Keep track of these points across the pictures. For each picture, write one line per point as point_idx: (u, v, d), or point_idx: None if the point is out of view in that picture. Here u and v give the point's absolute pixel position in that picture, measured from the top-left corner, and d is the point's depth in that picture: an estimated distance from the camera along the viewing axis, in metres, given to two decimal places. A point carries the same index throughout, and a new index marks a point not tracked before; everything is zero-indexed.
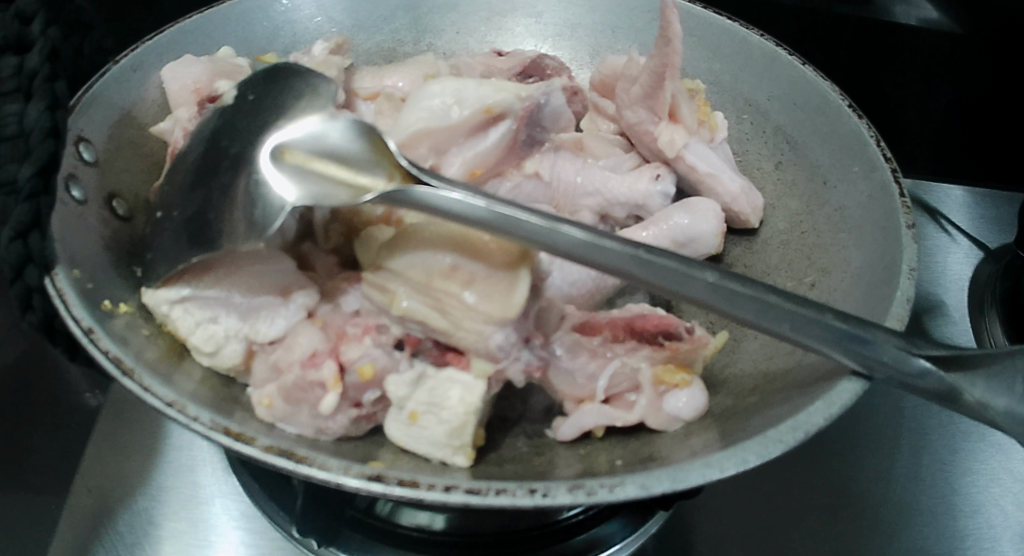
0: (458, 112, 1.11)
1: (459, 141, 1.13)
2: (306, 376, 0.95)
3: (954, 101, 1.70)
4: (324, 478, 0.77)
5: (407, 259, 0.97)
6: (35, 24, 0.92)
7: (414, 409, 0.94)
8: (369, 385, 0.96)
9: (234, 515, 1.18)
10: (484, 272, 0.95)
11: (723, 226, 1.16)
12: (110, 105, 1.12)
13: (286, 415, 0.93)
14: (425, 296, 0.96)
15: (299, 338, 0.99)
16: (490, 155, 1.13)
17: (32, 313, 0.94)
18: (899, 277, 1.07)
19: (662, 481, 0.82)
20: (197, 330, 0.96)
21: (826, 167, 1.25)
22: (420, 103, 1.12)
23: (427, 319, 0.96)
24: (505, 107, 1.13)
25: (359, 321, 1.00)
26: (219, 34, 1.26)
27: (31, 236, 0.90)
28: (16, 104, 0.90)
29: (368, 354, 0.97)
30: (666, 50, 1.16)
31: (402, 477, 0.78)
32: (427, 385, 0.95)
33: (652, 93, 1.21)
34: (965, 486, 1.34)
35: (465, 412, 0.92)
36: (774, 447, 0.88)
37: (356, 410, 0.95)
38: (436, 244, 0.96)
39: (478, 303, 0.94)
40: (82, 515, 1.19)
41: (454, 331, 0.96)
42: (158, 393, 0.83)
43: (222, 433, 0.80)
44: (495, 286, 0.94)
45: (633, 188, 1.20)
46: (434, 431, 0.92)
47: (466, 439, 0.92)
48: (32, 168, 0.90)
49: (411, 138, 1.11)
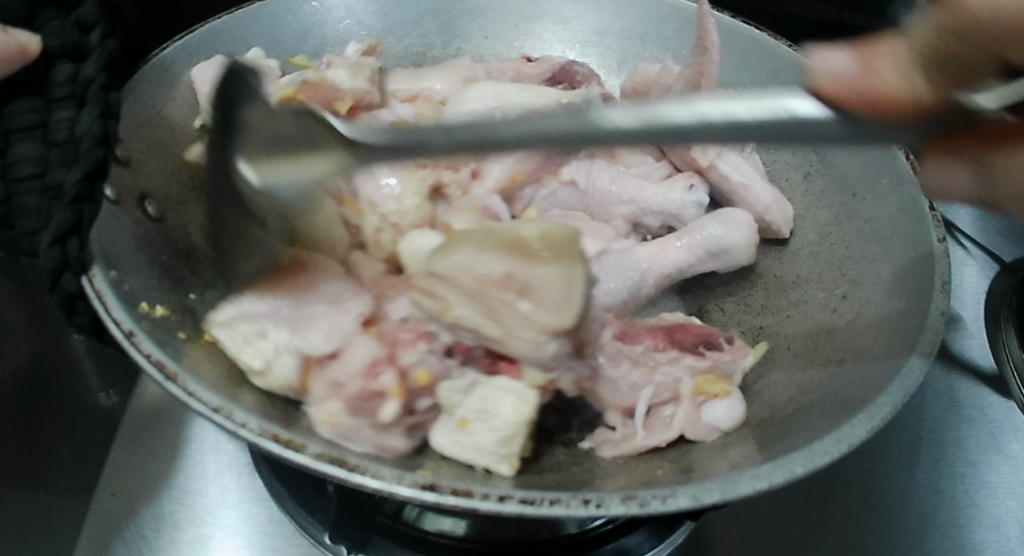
0: (500, 116, 1.16)
1: (501, 143, 1.18)
2: (368, 387, 0.95)
3: None
4: (377, 487, 0.76)
5: (459, 266, 0.95)
6: (94, 33, 0.92)
7: (465, 416, 0.94)
8: (425, 391, 0.96)
9: (260, 520, 1.17)
10: (539, 280, 0.93)
11: (756, 240, 1.15)
12: (143, 105, 1.11)
13: (348, 432, 0.92)
14: (478, 305, 0.94)
15: (354, 350, 0.98)
16: (529, 161, 1.18)
17: (78, 318, 0.93)
18: (933, 291, 1.07)
19: (713, 493, 0.81)
20: (245, 347, 0.95)
21: (855, 179, 1.25)
22: (462, 106, 1.17)
23: (479, 327, 0.95)
24: (545, 113, 1.16)
25: (411, 328, 0.99)
26: (249, 35, 1.25)
27: (69, 242, 0.88)
28: (69, 111, 0.90)
29: (424, 361, 0.97)
30: (703, 58, 1.20)
31: (455, 487, 0.77)
32: (481, 393, 0.96)
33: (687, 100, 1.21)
34: (981, 498, 1.34)
35: (518, 422, 0.93)
36: (819, 459, 0.87)
37: (410, 419, 0.95)
38: (489, 251, 0.96)
39: (533, 311, 0.92)
40: (106, 519, 1.18)
41: (508, 339, 0.94)
42: (203, 398, 0.82)
43: (270, 439, 0.79)
44: (551, 290, 0.93)
45: (667, 197, 1.20)
46: (481, 437, 0.92)
47: (514, 449, 0.92)
48: (78, 174, 0.88)
49: (454, 139, 1.15)
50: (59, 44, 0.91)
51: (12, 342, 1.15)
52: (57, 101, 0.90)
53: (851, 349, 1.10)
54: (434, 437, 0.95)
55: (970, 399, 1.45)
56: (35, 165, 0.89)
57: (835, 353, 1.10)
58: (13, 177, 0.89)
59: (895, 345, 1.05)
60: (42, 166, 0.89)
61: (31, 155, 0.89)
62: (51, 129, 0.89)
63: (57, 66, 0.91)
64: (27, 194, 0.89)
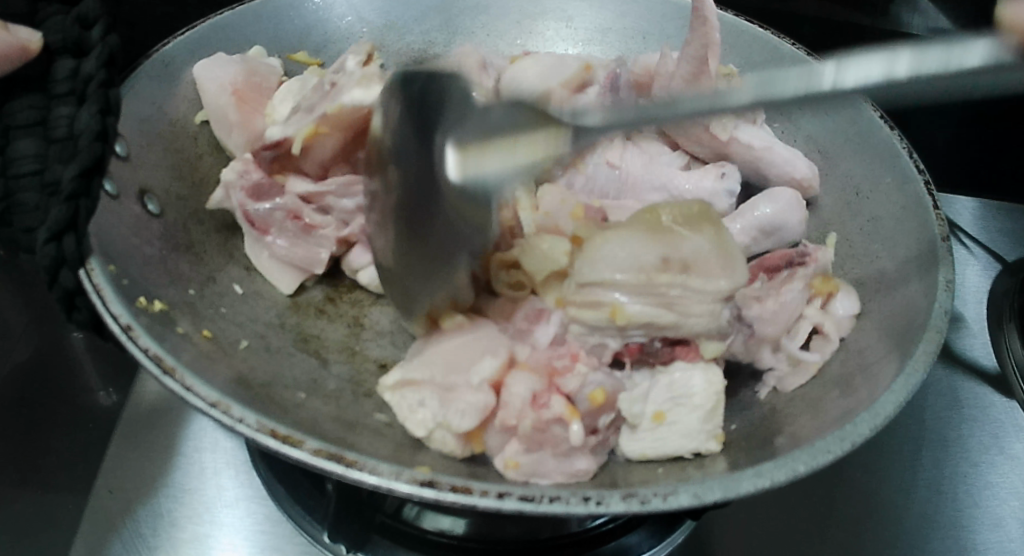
0: (568, 61, 1.29)
1: (565, 97, 1.26)
2: (542, 416, 0.93)
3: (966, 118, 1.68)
4: (375, 483, 0.75)
5: (613, 263, 1.00)
6: (96, 28, 0.90)
7: (658, 411, 0.96)
8: (603, 409, 0.95)
9: (257, 518, 1.16)
10: (692, 255, 1.01)
11: (804, 214, 1.20)
12: (143, 99, 1.10)
13: (535, 469, 0.90)
14: (648, 296, 0.99)
15: (510, 384, 0.96)
16: (592, 104, 1.26)
17: (78, 314, 0.92)
18: (936, 289, 1.07)
19: (715, 491, 0.80)
20: (412, 413, 0.94)
21: (858, 178, 1.25)
22: (529, 65, 1.27)
23: (656, 319, 1.00)
24: (594, 73, 1.30)
25: (563, 353, 1.01)
26: (251, 31, 1.24)
27: (66, 239, 0.88)
28: (69, 107, 0.88)
29: (590, 382, 0.97)
30: (704, 31, 1.18)
31: (454, 483, 0.76)
32: (664, 382, 0.98)
33: (696, 86, 1.21)
34: (984, 499, 1.33)
35: (714, 393, 0.97)
36: (822, 457, 0.87)
37: (595, 438, 0.94)
38: (638, 243, 1.01)
39: (702, 283, 0.99)
40: (101, 517, 1.17)
41: (683, 322, 1.00)
42: (201, 393, 0.81)
43: (268, 435, 0.78)
44: (710, 262, 1.00)
45: (700, 184, 1.21)
46: (688, 421, 0.95)
47: (718, 424, 0.96)
48: (75, 170, 0.86)
49: (533, 97, 1.23)
50: (60, 40, 0.89)
51: (12, 338, 1.24)
52: (57, 97, 0.88)
53: (853, 350, 1.09)
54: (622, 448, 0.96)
55: (973, 399, 1.44)
56: (34, 162, 0.87)
57: (837, 352, 1.10)
58: (14, 174, 0.87)
59: (898, 345, 1.04)
60: (42, 162, 0.87)
61: (31, 152, 0.87)
62: (51, 126, 0.87)
63: (57, 62, 0.89)
64: (27, 190, 0.87)
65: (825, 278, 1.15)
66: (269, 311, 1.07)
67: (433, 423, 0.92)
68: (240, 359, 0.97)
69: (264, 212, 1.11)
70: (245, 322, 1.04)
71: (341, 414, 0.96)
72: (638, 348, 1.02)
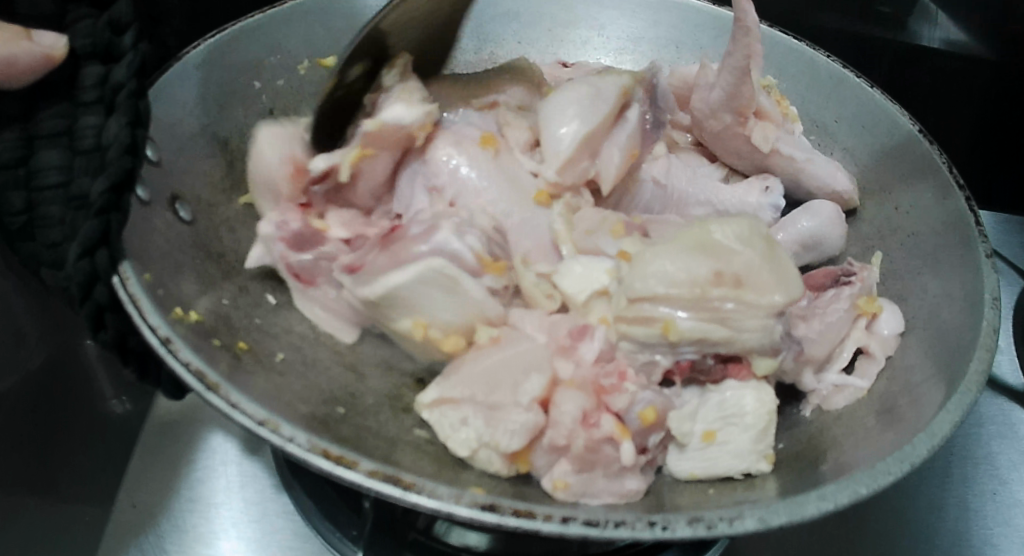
0: (603, 103, 1.10)
1: (607, 133, 1.12)
2: (591, 437, 0.89)
3: (982, 129, 1.67)
4: (434, 506, 0.72)
5: (664, 278, 0.95)
6: (127, 34, 0.86)
7: (707, 428, 0.93)
8: (652, 428, 0.92)
9: (286, 534, 1.13)
10: (745, 268, 0.96)
11: (843, 227, 1.18)
12: (174, 102, 1.06)
13: (586, 489, 0.87)
14: (699, 311, 0.95)
15: (559, 403, 0.90)
16: (637, 134, 1.13)
17: (105, 332, 0.88)
18: (983, 306, 1.04)
19: (781, 514, 0.77)
20: (456, 432, 0.90)
21: (899, 192, 1.23)
22: (555, 116, 1.10)
23: (708, 335, 0.95)
24: (631, 92, 1.14)
25: (608, 368, 0.95)
26: (282, 34, 1.20)
27: (98, 253, 0.85)
28: (96, 116, 0.86)
29: (640, 400, 0.93)
30: (746, 41, 1.14)
31: (515, 506, 0.73)
32: (715, 401, 0.95)
33: (737, 91, 1.18)
34: (1014, 516, 1.31)
35: (766, 414, 0.94)
36: (883, 479, 0.84)
37: (644, 457, 0.92)
38: (687, 256, 0.96)
39: (757, 297, 0.95)
40: (127, 531, 1.14)
41: (738, 338, 0.95)
42: (247, 410, 0.77)
43: (320, 456, 0.74)
44: (763, 276, 0.95)
45: (743, 201, 1.19)
46: (739, 440, 0.92)
47: (769, 444, 0.93)
48: (104, 183, 0.84)
49: (576, 147, 1.09)
50: (89, 44, 0.85)
51: (25, 348, 1.04)
52: (84, 105, 0.86)
53: (899, 368, 1.07)
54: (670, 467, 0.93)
55: (1000, 416, 1.43)
56: (59, 174, 0.86)
57: (884, 370, 1.08)
58: (36, 185, 0.86)
59: (949, 363, 1.02)
60: (67, 174, 0.86)
61: (55, 163, 0.86)
62: (77, 136, 0.86)
63: (85, 68, 0.86)
64: (51, 203, 0.87)
65: (869, 298, 1.11)
66: (303, 322, 1.03)
67: (478, 442, 0.88)
68: (278, 373, 0.94)
69: (308, 263, 1.04)
70: (280, 334, 1.00)
71: (381, 430, 0.93)
72: (689, 366, 0.97)
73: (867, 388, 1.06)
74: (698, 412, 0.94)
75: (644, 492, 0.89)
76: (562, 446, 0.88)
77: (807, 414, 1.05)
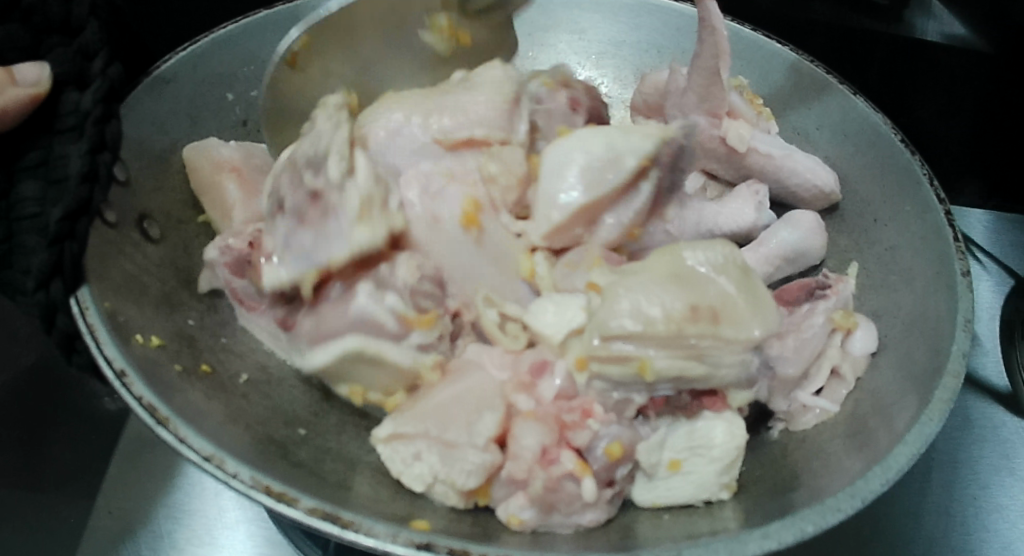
0: (614, 173, 1.05)
1: (611, 203, 1.07)
2: (552, 474, 0.90)
3: (982, 120, 1.60)
4: (371, 544, 0.75)
5: (636, 313, 0.93)
6: (98, 59, 0.91)
7: (675, 458, 0.94)
8: (620, 462, 0.92)
9: (258, 540, 1.13)
10: (719, 301, 0.96)
11: (824, 236, 1.17)
12: (145, 118, 1.07)
13: (541, 524, 0.89)
14: (674, 349, 0.93)
15: (519, 436, 0.91)
16: (643, 211, 1.09)
17: (78, 356, 0.93)
18: (954, 328, 1.02)
19: (719, 552, 0.80)
20: (408, 467, 0.90)
21: (877, 205, 1.20)
22: (563, 173, 1.05)
23: (686, 372, 0.94)
24: (655, 157, 1.07)
25: (575, 407, 0.95)
26: (255, 45, 1.19)
27: (52, 285, 0.88)
28: (68, 144, 0.89)
29: (609, 434, 0.93)
30: (712, 39, 1.16)
31: (451, 544, 0.75)
32: (684, 431, 0.96)
33: (708, 93, 1.20)
34: (994, 521, 1.26)
35: (734, 448, 0.94)
36: (832, 516, 0.85)
37: (610, 490, 0.92)
38: (663, 288, 0.95)
39: (734, 332, 0.95)
40: (104, 536, 1.14)
41: (715, 373, 0.95)
42: (195, 445, 0.80)
43: (262, 492, 0.77)
44: (738, 308, 0.96)
45: (739, 219, 1.16)
46: (703, 473, 0.93)
47: (734, 476, 0.93)
48: (60, 212, 0.87)
49: (570, 217, 1.05)
50: (63, 72, 0.89)
51: (17, 346, 1.16)
52: (60, 133, 0.89)
53: (868, 389, 1.06)
54: (631, 494, 0.95)
55: (983, 419, 1.38)
56: (35, 205, 0.89)
57: (853, 392, 1.07)
58: (16, 216, 0.89)
59: (915, 386, 1.01)
60: (42, 205, 0.89)
61: (32, 195, 0.89)
62: (52, 166, 0.89)
63: (63, 95, 0.89)
64: (27, 232, 0.89)
65: (845, 312, 1.11)
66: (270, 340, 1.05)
67: (433, 477, 0.89)
68: (239, 397, 0.95)
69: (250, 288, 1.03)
70: (245, 353, 1.02)
71: (342, 451, 0.94)
72: (664, 401, 0.97)
73: (836, 410, 1.05)
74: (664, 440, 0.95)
75: (604, 522, 0.91)
76: (521, 480, 0.90)
77: (774, 435, 1.05)
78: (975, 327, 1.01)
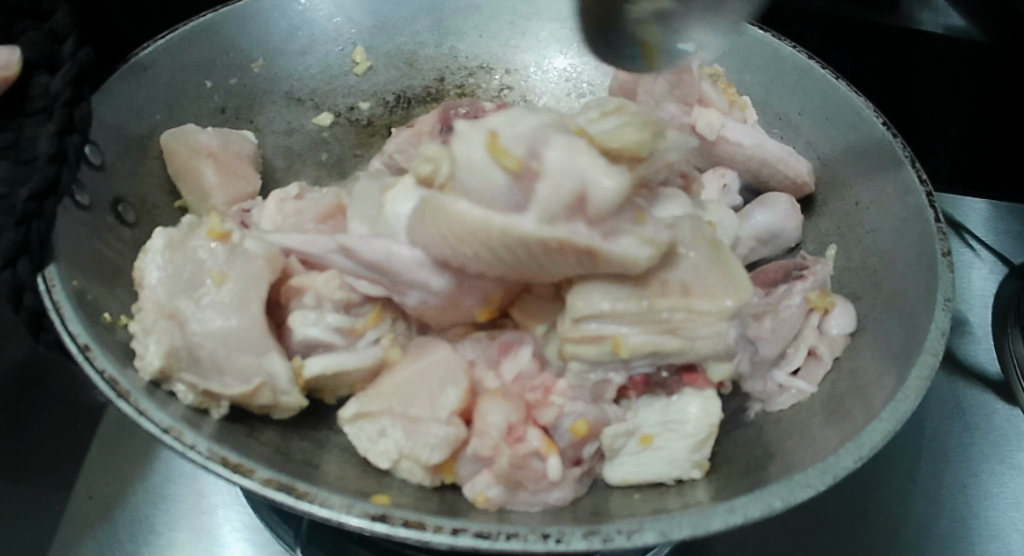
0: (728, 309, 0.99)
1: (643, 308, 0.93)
2: (518, 451, 0.90)
3: (977, 108, 1.59)
4: (326, 515, 0.76)
5: (611, 296, 0.93)
6: (67, 44, 0.90)
7: (647, 433, 0.94)
8: (585, 440, 0.93)
9: (237, 524, 1.12)
10: (694, 274, 0.94)
11: (798, 217, 1.17)
12: (123, 104, 1.07)
13: (505, 501, 0.88)
14: (647, 324, 0.94)
15: (485, 413, 0.91)
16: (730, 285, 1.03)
17: (47, 335, 0.94)
18: (934, 308, 1.00)
19: (683, 528, 0.79)
20: (374, 444, 0.91)
21: (859, 188, 1.18)
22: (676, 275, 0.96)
23: (659, 347, 0.94)
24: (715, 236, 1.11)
25: (538, 386, 0.97)
26: (236, 34, 1.20)
27: (19, 263, 0.88)
28: (37, 125, 0.89)
29: (573, 413, 0.94)
30: None
31: (407, 517, 0.76)
32: (659, 405, 0.96)
33: (678, 81, 1.23)
34: (983, 509, 1.24)
35: (707, 425, 0.93)
36: (802, 491, 0.84)
37: (578, 468, 0.93)
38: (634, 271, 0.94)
39: (708, 304, 0.94)
40: (82, 518, 1.14)
41: (689, 347, 0.94)
42: (155, 418, 0.80)
43: (219, 463, 0.78)
44: (711, 280, 0.95)
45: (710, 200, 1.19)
46: (674, 448, 0.93)
47: (706, 455, 0.93)
48: (28, 191, 0.87)
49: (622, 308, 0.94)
50: (35, 55, 0.89)
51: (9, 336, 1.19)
52: (29, 116, 0.89)
53: (845, 370, 1.05)
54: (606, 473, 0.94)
55: (974, 405, 1.35)
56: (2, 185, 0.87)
57: (830, 373, 1.06)
58: None
59: (892, 365, 0.99)
60: (11, 185, 0.88)
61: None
62: (21, 147, 0.88)
63: (34, 79, 0.89)
64: None
65: (822, 293, 1.10)
66: None
67: (399, 453, 0.89)
68: None
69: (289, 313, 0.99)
70: None
71: (314, 432, 0.95)
72: (643, 381, 0.97)
73: (813, 391, 1.04)
74: (638, 417, 0.96)
75: (571, 500, 0.90)
76: (486, 457, 0.89)
77: (752, 416, 1.04)
78: (953, 307, 0.99)
